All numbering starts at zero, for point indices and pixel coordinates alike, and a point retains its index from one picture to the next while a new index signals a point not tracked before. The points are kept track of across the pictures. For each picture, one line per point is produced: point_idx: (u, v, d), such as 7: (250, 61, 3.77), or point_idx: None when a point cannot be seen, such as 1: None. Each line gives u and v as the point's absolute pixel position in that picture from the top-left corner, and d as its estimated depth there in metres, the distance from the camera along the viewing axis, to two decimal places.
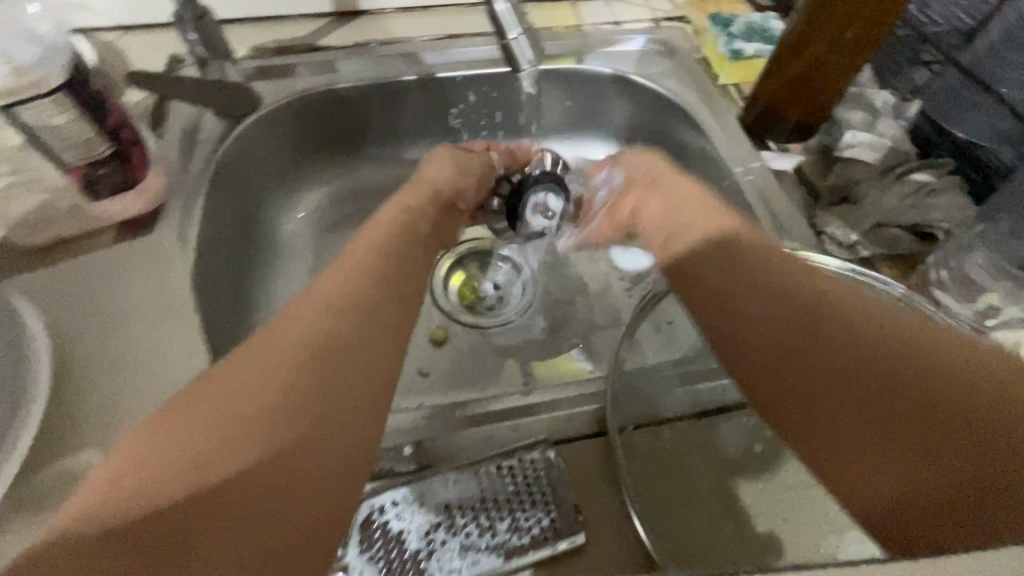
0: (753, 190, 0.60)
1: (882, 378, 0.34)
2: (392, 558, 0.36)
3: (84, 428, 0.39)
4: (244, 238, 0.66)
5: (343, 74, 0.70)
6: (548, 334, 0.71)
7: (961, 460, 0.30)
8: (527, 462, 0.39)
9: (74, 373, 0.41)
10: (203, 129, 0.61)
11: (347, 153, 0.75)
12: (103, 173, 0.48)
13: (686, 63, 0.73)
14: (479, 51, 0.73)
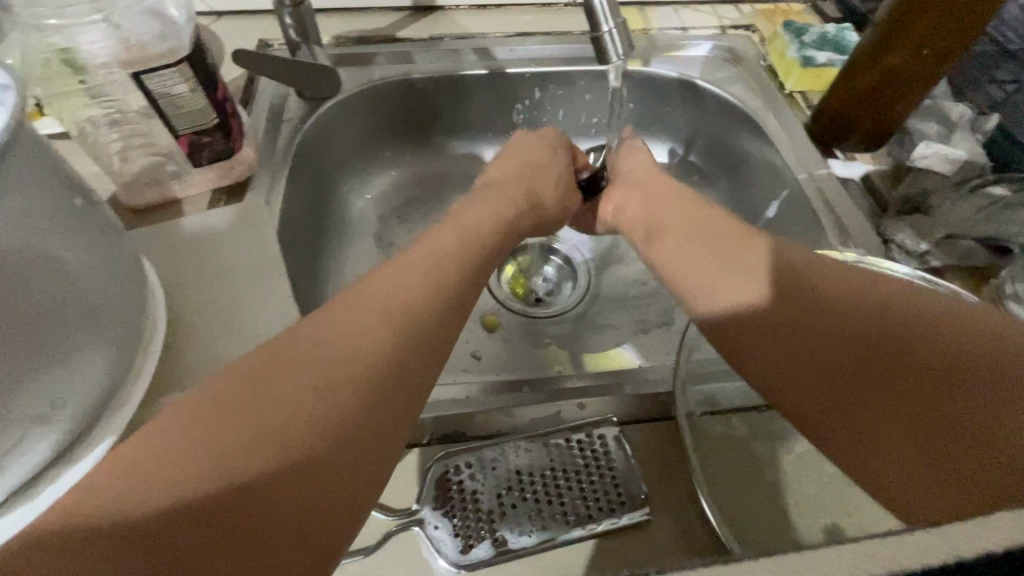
0: (818, 195, 0.61)
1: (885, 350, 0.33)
2: (465, 517, 0.37)
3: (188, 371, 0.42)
4: (319, 214, 0.69)
5: (418, 65, 0.73)
6: (600, 327, 0.72)
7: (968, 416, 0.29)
8: (594, 438, 0.41)
9: (178, 322, 0.45)
10: (288, 109, 0.66)
11: (415, 140, 0.79)
12: (208, 142, 0.51)
13: (753, 70, 0.74)
14: (548, 49, 0.75)
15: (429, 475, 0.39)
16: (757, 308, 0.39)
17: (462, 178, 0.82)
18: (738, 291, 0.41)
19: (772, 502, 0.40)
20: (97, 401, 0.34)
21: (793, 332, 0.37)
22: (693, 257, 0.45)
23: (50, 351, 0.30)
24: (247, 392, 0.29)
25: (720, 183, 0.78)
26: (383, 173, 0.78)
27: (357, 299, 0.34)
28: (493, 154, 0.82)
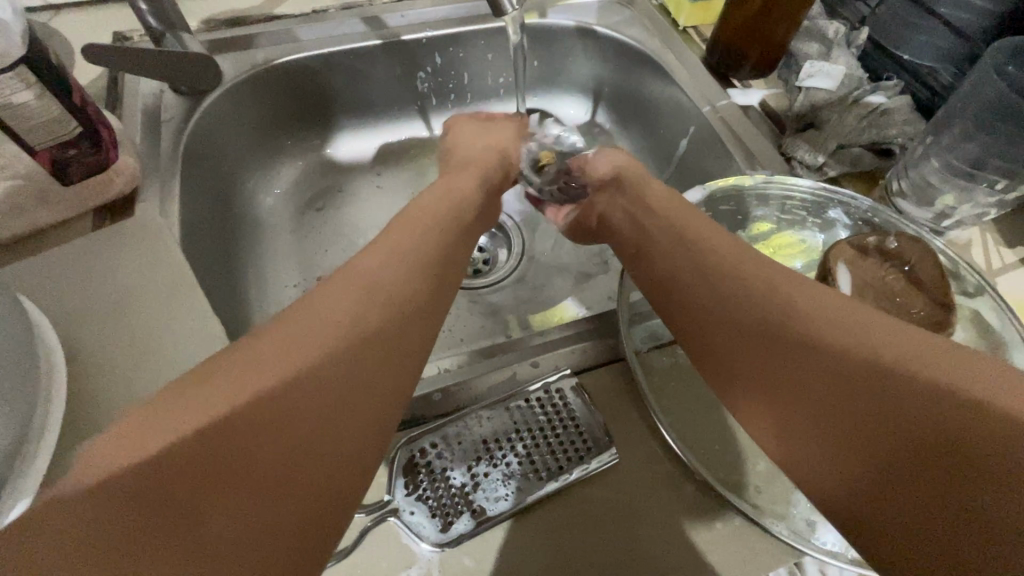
0: (724, 126, 0.64)
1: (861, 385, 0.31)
2: (440, 495, 0.37)
3: (108, 405, 0.39)
4: (227, 218, 0.64)
5: (304, 43, 0.68)
6: (541, 286, 0.72)
7: (941, 478, 0.27)
8: (552, 392, 0.42)
9: (84, 360, 0.40)
10: (166, 108, 0.59)
11: (317, 124, 0.74)
12: (74, 155, 0.45)
13: (647, 11, 0.75)
14: (441, 11, 0.72)
15: (395, 462, 0.38)
16: (728, 313, 0.38)
17: (375, 158, 0.78)
18: (707, 297, 0.40)
19: (723, 417, 0.42)
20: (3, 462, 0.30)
21: (762, 345, 0.36)
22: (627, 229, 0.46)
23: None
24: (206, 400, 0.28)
25: (632, 127, 0.79)
26: (289, 165, 0.73)
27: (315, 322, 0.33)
28: (404, 129, 0.79)
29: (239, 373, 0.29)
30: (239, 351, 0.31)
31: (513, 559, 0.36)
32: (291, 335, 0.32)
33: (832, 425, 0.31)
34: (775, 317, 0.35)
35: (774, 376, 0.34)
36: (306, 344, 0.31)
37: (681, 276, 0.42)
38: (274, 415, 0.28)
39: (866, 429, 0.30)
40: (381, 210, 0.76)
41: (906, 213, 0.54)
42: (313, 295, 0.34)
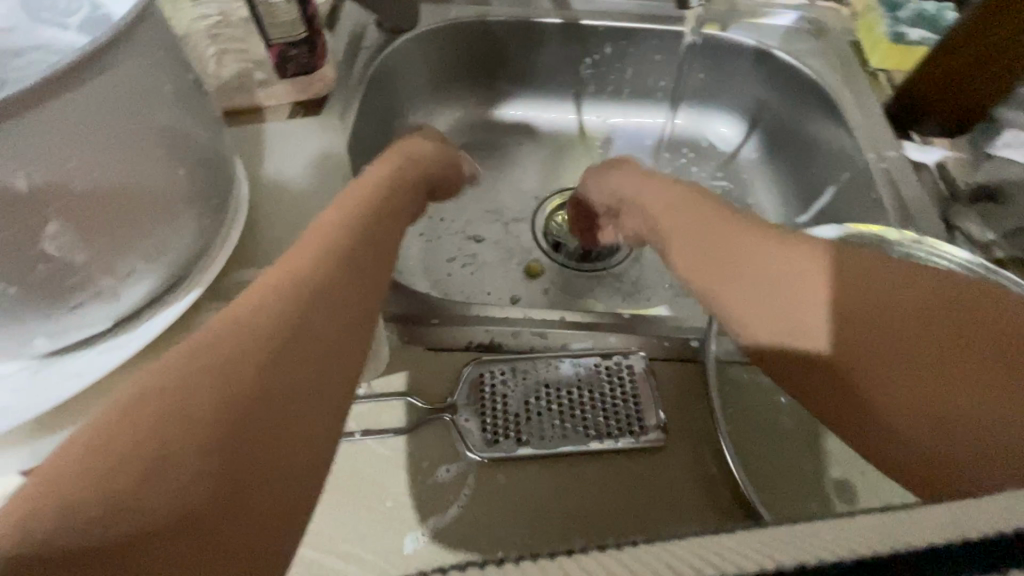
0: (885, 177, 0.60)
1: (936, 357, 0.32)
2: (493, 414, 0.40)
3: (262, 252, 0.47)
4: (384, 143, 0.72)
5: (494, 8, 0.74)
6: (638, 284, 0.73)
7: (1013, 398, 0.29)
8: (622, 364, 0.43)
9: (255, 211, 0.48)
10: (368, 37, 0.69)
11: (482, 83, 0.81)
12: (295, 54, 0.55)
13: (836, 45, 0.72)
14: (624, 4, 0.75)
15: (465, 374, 0.42)
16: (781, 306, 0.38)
17: (522, 128, 0.83)
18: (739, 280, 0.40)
19: (787, 446, 0.41)
20: (184, 259, 0.38)
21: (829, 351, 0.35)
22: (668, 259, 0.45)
23: (153, 201, 0.34)
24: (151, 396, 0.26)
25: (783, 159, 0.77)
26: (448, 113, 0.81)
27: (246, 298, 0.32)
28: (555, 106, 0.84)
29: (174, 370, 0.27)
30: (233, 312, 0.31)
31: (542, 496, 0.38)
32: (237, 310, 0.31)
33: (917, 400, 0.32)
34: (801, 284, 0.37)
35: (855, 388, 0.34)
36: (301, 297, 0.32)
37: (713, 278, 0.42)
38: (234, 377, 0.28)
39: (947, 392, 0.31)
40: (513, 179, 0.81)
41: None
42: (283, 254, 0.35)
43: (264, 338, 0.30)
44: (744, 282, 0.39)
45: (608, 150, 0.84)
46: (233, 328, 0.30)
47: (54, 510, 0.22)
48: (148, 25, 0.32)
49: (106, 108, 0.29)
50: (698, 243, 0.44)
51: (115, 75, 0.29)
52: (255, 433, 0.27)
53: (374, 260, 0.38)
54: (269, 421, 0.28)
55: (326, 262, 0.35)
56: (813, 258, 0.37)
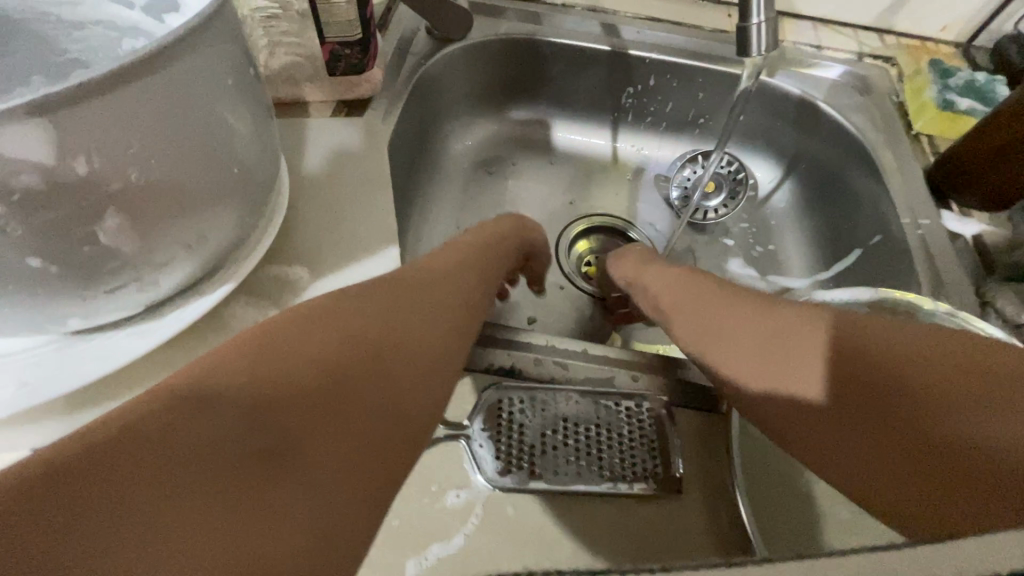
0: (921, 244, 0.60)
1: (907, 387, 0.37)
2: (510, 444, 0.40)
3: None
4: (420, 149, 0.73)
5: (545, 29, 0.75)
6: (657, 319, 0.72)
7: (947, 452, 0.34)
8: (640, 407, 0.43)
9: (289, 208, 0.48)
10: (417, 44, 0.69)
11: (523, 100, 0.81)
12: (346, 54, 0.55)
13: (881, 103, 0.72)
14: (674, 39, 0.75)
15: (484, 399, 0.42)
16: (760, 344, 0.43)
17: (554, 147, 0.83)
18: (731, 327, 0.45)
19: (796, 506, 0.42)
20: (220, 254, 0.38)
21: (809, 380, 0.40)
22: (703, 325, 0.47)
23: (207, 184, 0.33)
24: (259, 378, 0.31)
25: (819, 210, 0.76)
26: (485, 125, 0.81)
27: (357, 316, 0.37)
28: (591, 133, 0.84)
29: (271, 362, 0.32)
30: (296, 319, 0.36)
31: (553, 528, 0.38)
32: (348, 323, 0.36)
33: (875, 433, 0.37)
34: (812, 331, 0.41)
35: (834, 411, 0.39)
36: (386, 324, 0.38)
37: (711, 327, 0.46)
38: (343, 376, 0.34)
39: (901, 437, 0.36)
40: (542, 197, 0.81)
41: None
42: (365, 296, 0.39)
43: (298, 358, 0.33)
44: (726, 334, 0.45)
45: (638, 179, 0.84)
46: (326, 329, 0.35)
47: (103, 451, 0.24)
48: (223, 18, 0.33)
49: (180, 93, 0.30)
50: (731, 315, 0.46)
51: (179, 71, 0.29)
52: (330, 412, 0.32)
53: (461, 282, 0.46)
54: (290, 423, 0.30)
55: (417, 289, 0.42)
56: (798, 310, 0.43)
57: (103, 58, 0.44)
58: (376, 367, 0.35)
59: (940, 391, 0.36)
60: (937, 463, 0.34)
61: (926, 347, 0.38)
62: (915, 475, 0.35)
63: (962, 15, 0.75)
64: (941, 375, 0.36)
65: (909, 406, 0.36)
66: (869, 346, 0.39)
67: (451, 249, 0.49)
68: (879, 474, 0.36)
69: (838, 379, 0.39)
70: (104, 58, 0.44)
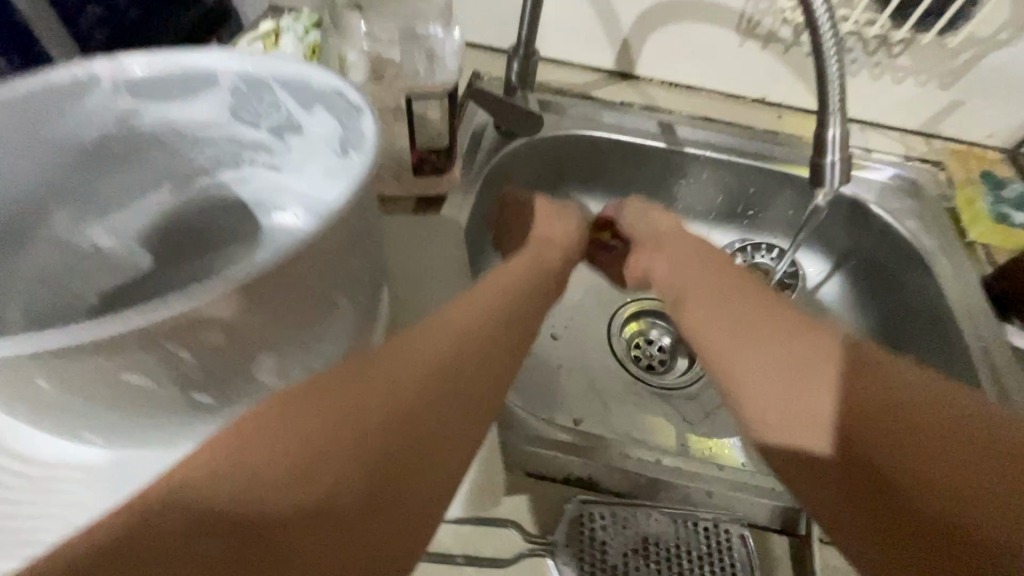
0: (983, 356, 0.61)
1: (953, 442, 0.33)
2: (595, 563, 0.43)
3: None
4: (483, 233, 0.77)
5: (605, 126, 0.79)
6: (710, 411, 0.73)
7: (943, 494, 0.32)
8: (720, 531, 0.46)
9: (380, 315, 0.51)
10: (486, 138, 0.74)
11: (580, 186, 0.85)
12: (432, 158, 0.60)
13: (932, 208, 0.74)
14: (728, 139, 0.79)
15: (568, 511, 0.46)
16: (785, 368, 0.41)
17: None
18: (752, 363, 0.43)
19: None
20: None
21: (815, 416, 0.38)
22: (737, 346, 0.44)
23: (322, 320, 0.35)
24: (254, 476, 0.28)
25: (870, 306, 0.78)
26: None
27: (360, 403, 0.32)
28: None
29: (262, 458, 0.29)
30: (326, 386, 0.33)
31: None
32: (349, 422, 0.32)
33: (872, 479, 0.35)
34: (848, 396, 0.38)
35: (861, 474, 0.35)
36: (404, 403, 0.34)
37: (755, 356, 0.43)
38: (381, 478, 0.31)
39: (891, 477, 0.34)
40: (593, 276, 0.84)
41: None
42: (399, 368, 0.35)
43: (324, 439, 0.31)
44: (784, 360, 0.41)
45: None
46: (330, 413, 0.32)
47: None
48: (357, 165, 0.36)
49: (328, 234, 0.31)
50: (772, 349, 0.43)
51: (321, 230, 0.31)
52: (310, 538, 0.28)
53: (472, 324, 0.40)
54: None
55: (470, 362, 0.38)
56: (826, 351, 0.41)
57: (231, 171, 0.49)
58: (397, 468, 0.32)
59: (967, 433, 0.34)
60: (927, 504, 0.33)
61: (937, 394, 0.36)
62: (904, 529, 0.33)
63: (1008, 124, 0.78)
64: (947, 410, 0.35)
65: (924, 444, 0.34)
66: (926, 399, 0.36)
67: (482, 304, 0.42)
68: (841, 510, 0.36)
69: (861, 425, 0.36)
70: (240, 167, 0.49)
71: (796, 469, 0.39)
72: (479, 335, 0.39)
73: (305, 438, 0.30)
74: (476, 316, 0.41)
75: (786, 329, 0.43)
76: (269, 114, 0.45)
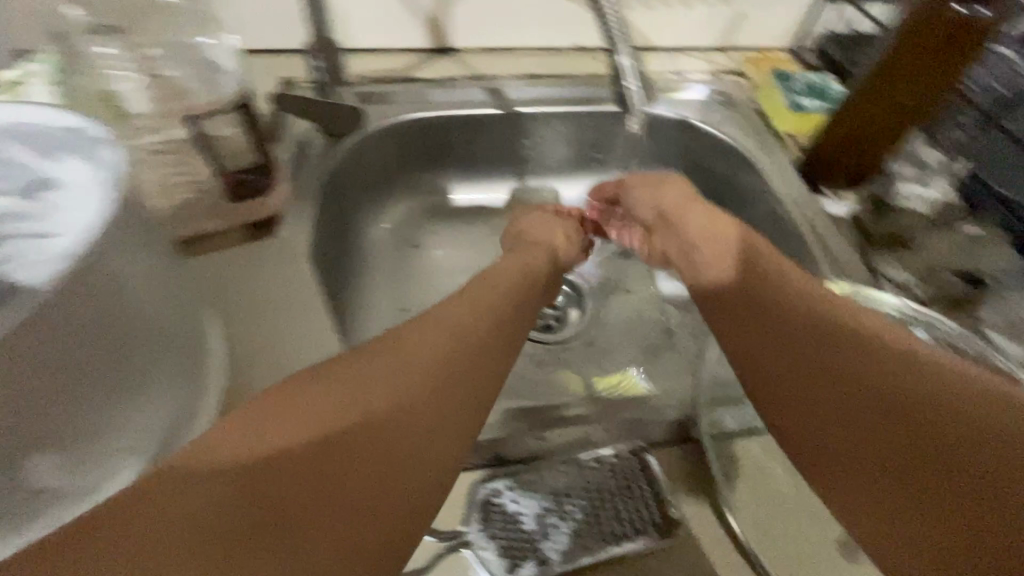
0: (811, 228, 0.68)
1: (901, 447, 0.38)
2: (510, 538, 0.42)
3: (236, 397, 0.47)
4: (338, 244, 0.73)
5: (435, 104, 0.77)
6: (608, 351, 0.75)
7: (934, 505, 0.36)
8: (622, 459, 0.47)
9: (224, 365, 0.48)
10: (312, 145, 0.69)
11: (431, 171, 0.83)
12: (249, 178, 0.56)
13: (744, 112, 0.81)
14: (554, 92, 0.80)
15: (473, 496, 0.44)
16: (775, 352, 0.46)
17: (468, 209, 0.85)
18: (766, 321, 0.47)
19: (785, 511, 0.47)
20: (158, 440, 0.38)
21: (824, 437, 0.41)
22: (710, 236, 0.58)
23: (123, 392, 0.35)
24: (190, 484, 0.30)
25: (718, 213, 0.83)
26: (397, 203, 0.82)
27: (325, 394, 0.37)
28: (500, 188, 0.87)
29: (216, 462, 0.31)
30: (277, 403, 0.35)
31: None
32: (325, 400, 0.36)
33: (855, 453, 0.40)
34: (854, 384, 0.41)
35: (840, 484, 0.40)
36: (363, 398, 0.37)
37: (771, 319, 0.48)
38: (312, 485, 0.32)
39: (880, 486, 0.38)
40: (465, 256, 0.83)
41: (994, 343, 0.58)
42: (363, 359, 0.40)
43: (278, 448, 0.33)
44: (768, 352, 0.47)
45: None
46: (295, 415, 0.35)
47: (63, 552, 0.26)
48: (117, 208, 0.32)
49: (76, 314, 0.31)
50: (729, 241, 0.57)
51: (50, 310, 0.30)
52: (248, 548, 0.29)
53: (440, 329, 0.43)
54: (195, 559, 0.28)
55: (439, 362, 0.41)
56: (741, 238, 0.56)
57: None
58: (343, 471, 0.34)
59: (937, 453, 0.36)
60: (912, 511, 0.36)
61: (922, 400, 0.38)
62: (883, 500, 0.38)
63: (787, 25, 0.87)
64: (911, 454, 0.37)
65: (922, 466, 0.37)
66: (900, 411, 0.38)
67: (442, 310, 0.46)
68: (870, 510, 0.38)
69: (829, 439, 0.41)
70: None
71: (775, 394, 0.45)
72: (425, 355, 0.41)
73: (268, 432, 0.33)
74: (428, 333, 0.43)
75: (773, 274, 0.50)
76: (18, 177, 0.38)
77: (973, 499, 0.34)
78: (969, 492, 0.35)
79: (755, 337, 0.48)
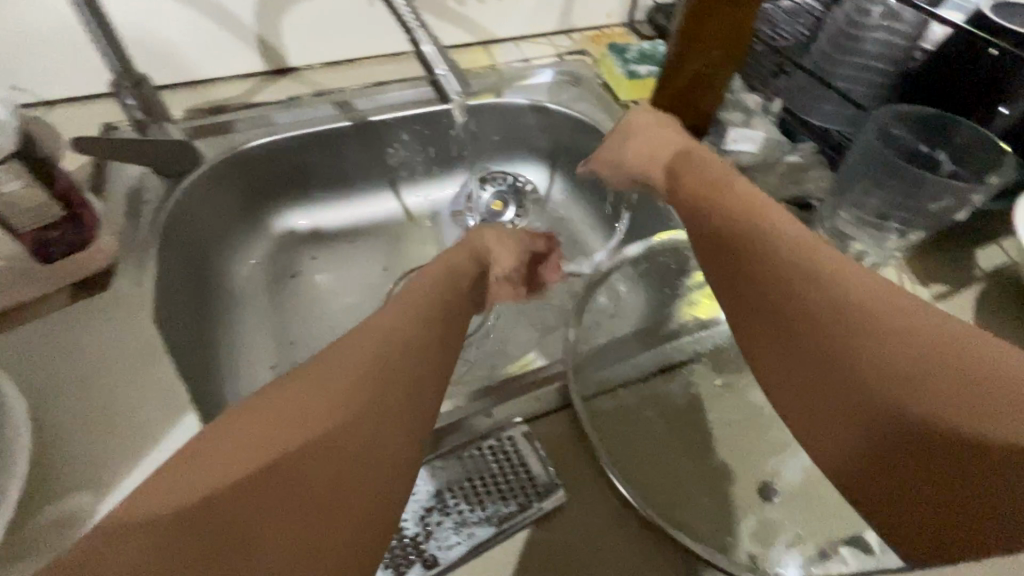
0: None
1: (899, 417, 0.40)
2: (394, 545, 0.42)
3: (76, 471, 0.43)
4: (200, 289, 0.69)
5: (281, 126, 0.74)
6: (505, 339, 0.76)
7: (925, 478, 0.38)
8: (502, 440, 0.47)
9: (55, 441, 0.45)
10: (147, 190, 0.65)
11: (294, 195, 0.79)
12: (55, 235, 0.50)
13: (590, 89, 0.84)
14: (405, 95, 0.79)
15: None
16: (773, 317, 0.47)
17: (343, 227, 0.82)
18: (784, 269, 0.47)
19: (663, 452, 0.50)
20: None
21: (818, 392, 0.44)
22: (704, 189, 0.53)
23: None
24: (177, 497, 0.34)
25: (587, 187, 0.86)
26: (263, 235, 0.78)
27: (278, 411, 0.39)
28: (373, 200, 0.84)
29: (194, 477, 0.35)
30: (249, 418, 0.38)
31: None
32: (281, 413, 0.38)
33: (855, 417, 0.42)
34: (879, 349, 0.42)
35: (840, 441, 0.43)
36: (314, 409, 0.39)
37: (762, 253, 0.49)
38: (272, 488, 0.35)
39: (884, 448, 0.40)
40: (347, 274, 0.81)
41: None
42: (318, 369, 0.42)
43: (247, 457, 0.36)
44: (771, 302, 0.48)
45: (437, 222, 0.86)
46: (259, 430, 0.37)
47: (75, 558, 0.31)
48: None
49: None
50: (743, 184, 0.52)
51: None
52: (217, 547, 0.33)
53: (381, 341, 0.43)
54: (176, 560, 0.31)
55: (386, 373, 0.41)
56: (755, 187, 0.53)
57: None
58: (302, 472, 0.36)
59: (945, 443, 0.38)
60: (915, 481, 0.39)
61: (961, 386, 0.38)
62: (881, 467, 0.41)
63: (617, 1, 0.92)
64: (920, 433, 0.39)
65: (925, 447, 0.38)
66: (908, 394, 0.40)
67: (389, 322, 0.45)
68: (873, 470, 0.41)
69: (839, 402, 0.43)
70: None
71: (788, 369, 0.46)
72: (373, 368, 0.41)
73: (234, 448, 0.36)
74: (372, 340, 0.43)
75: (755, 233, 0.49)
76: None
77: (959, 476, 0.37)
78: (959, 472, 0.37)
79: (756, 281, 0.49)
